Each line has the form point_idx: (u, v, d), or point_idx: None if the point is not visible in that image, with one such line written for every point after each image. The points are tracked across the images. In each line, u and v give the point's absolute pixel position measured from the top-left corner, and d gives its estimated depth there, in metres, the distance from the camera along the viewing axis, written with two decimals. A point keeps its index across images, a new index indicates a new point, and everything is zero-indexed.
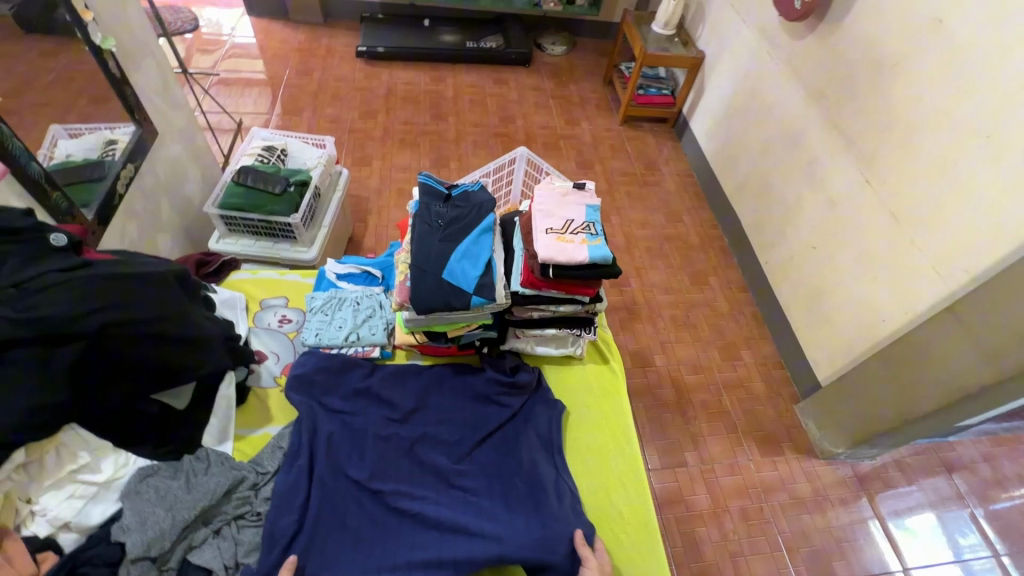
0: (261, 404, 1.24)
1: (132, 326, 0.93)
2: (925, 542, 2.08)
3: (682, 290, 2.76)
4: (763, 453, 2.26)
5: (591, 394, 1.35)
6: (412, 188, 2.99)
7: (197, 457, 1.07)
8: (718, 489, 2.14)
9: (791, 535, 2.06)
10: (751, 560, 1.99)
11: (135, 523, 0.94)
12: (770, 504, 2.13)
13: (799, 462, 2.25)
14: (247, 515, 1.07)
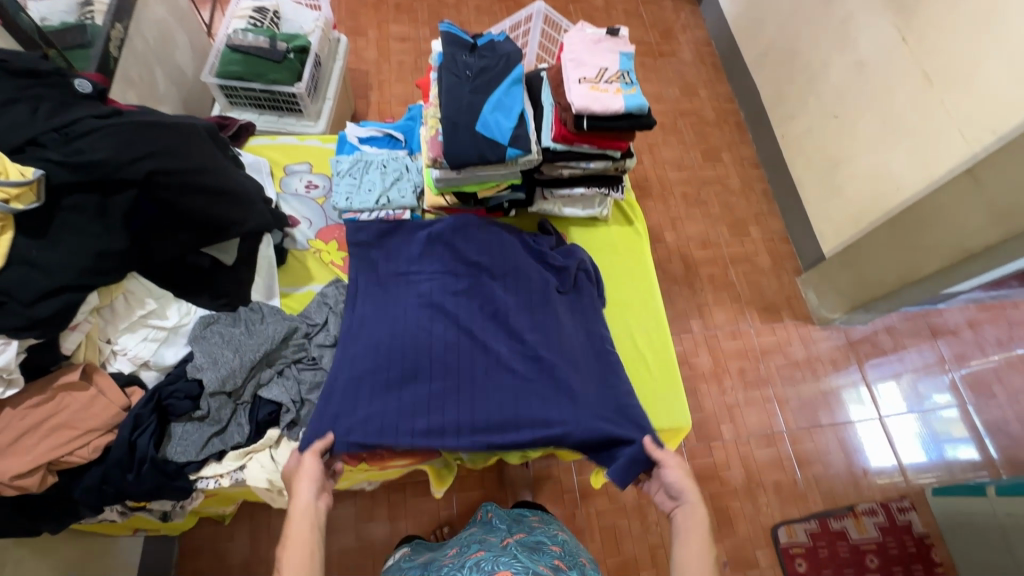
0: (300, 266, 1.29)
1: (176, 176, 0.94)
2: (902, 393, 2.30)
3: (695, 168, 2.72)
4: (763, 321, 2.39)
5: (617, 255, 1.40)
6: (414, 60, 2.80)
7: (252, 308, 1.12)
8: (718, 352, 2.31)
9: (783, 390, 2.27)
10: (745, 410, 2.21)
11: (208, 363, 1.03)
12: (766, 365, 2.31)
13: (797, 327, 2.40)
14: (304, 359, 1.16)
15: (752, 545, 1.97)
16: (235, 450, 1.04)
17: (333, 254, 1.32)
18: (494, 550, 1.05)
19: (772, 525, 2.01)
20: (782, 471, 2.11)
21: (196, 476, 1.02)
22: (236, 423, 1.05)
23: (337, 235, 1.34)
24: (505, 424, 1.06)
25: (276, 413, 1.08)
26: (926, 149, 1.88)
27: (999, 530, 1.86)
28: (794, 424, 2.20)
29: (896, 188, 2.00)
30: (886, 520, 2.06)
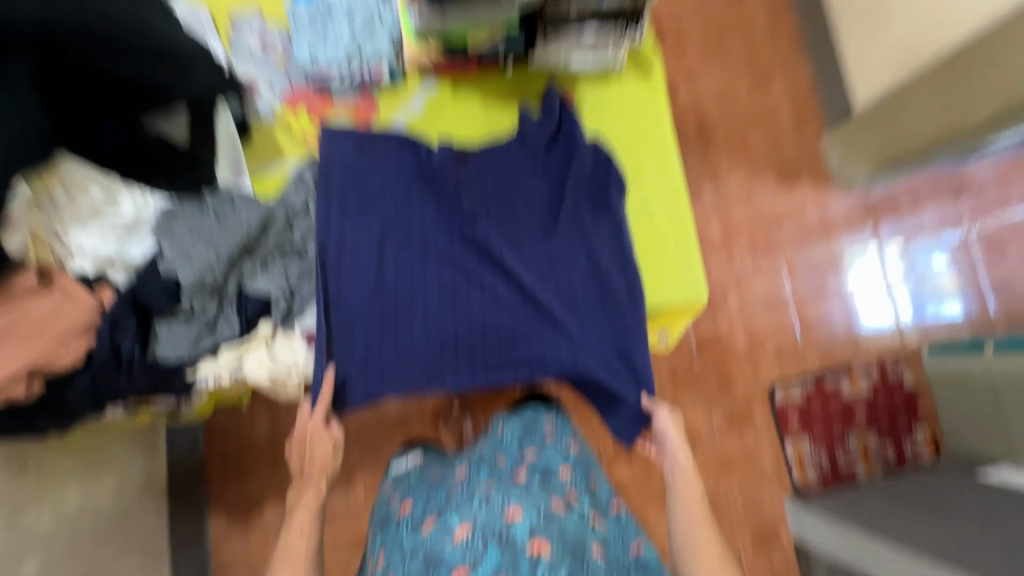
0: (269, 142, 1.13)
1: (85, 30, 0.74)
2: (914, 254, 2.24)
3: (717, 6, 2.33)
4: (780, 185, 2.23)
5: (631, 115, 1.21)
6: None
7: (218, 193, 0.99)
8: (730, 221, 2.19)
9: (793, 258, 2.19)
10: (753, 279, 2.16)
11: (180, 257, 0.93)
12: (779, 233, 2.21)
13: (815, 191, 2.25)
14: (288, 248, 1.05)
15: (748, 405, 2.06)
16: (228, 347, 0.99)
17: (305, 127, 1.15)
18: (505, 482, 1.09)
19: (769, 386, 2.08)
20: (783, 337, 2.13)
21: (192, 378, 0.99)
22: (225, 318, 0.99)
23: (307, 103, 1.15)
24: (504, 360, 1.08)
25: (266, 306, 1.01)
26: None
27: (987, 387, 1.89)
28: (802, 291, 2.17)
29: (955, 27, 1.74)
30: (878, 378, 2.13)
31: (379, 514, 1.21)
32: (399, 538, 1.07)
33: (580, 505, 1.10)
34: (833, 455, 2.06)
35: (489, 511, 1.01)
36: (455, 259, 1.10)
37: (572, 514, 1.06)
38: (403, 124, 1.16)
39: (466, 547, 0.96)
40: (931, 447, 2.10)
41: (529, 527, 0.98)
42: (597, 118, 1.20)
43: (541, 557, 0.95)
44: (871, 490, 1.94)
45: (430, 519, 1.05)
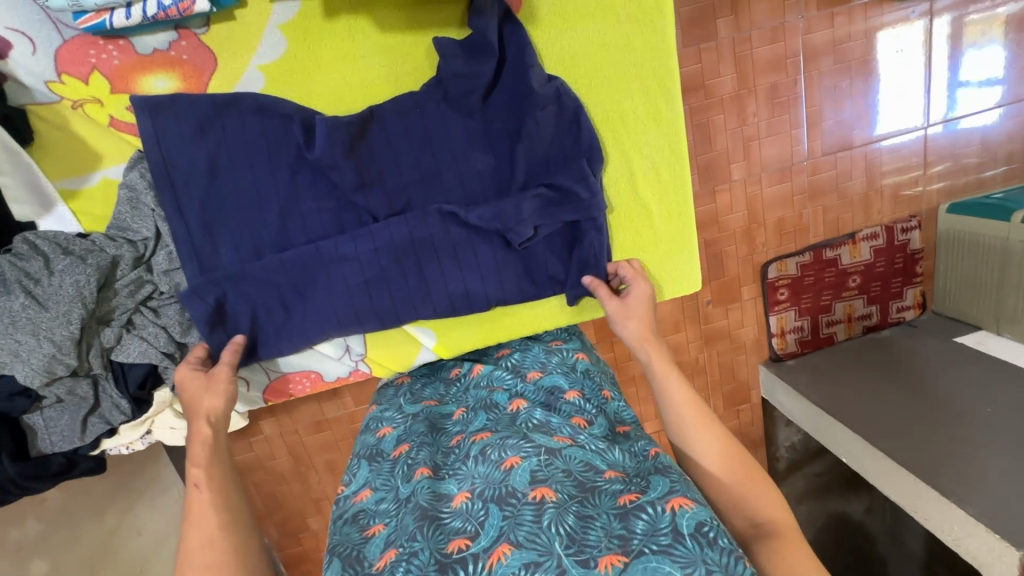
0: (64, 137, 0.75)
1: None
2: (972, 76, 1.51)
3: None
4: (821, 4, 1.41)
5: (614, 24, 0.78)
6: None
7: (18, 253, 0.71)
8: (747, 65, 1.44)
9: (817, 107, 1.51)
10: (765, 141, 1.53)
11: (8, 356, 0.71)
12: (807, 75, 1.47)
13: (864, 13, 1.43)
14: (156, 294, 0.80)
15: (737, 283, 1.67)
16: (127, 423, 0.83)
17: (110, 104, 0.73)
18: (505, 419, 0.71)
19: (763, 263, 1.66)
20: (789, 207, 1.61)
21: (99, 449, 0.85)
22: (108, 396, 0.81)
23: (94, 60, 0.71)
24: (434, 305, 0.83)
25: (154, 373, 0.82)
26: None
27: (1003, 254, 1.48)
28: (819, 149, 1.56)
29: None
30: (884, 243, 1.67)
31: (361, 447, 0.77)
32: (387, 478, 0.70)
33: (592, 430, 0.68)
34: (817, 325, 1.74)
35: (486, 467, 0.63)
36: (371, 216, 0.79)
37: (587, 438, 0.66)
38: (259, 80, 0.75)
39: (464, 515, 0.59)
40: (917, 305, 1.77)
41: (532, 476, 0.60)
42: (562, 35, 0.78)
43: (547, 502, 0.57)
44: (844, 360, 1.69)
45: (423, 464, 0.67)
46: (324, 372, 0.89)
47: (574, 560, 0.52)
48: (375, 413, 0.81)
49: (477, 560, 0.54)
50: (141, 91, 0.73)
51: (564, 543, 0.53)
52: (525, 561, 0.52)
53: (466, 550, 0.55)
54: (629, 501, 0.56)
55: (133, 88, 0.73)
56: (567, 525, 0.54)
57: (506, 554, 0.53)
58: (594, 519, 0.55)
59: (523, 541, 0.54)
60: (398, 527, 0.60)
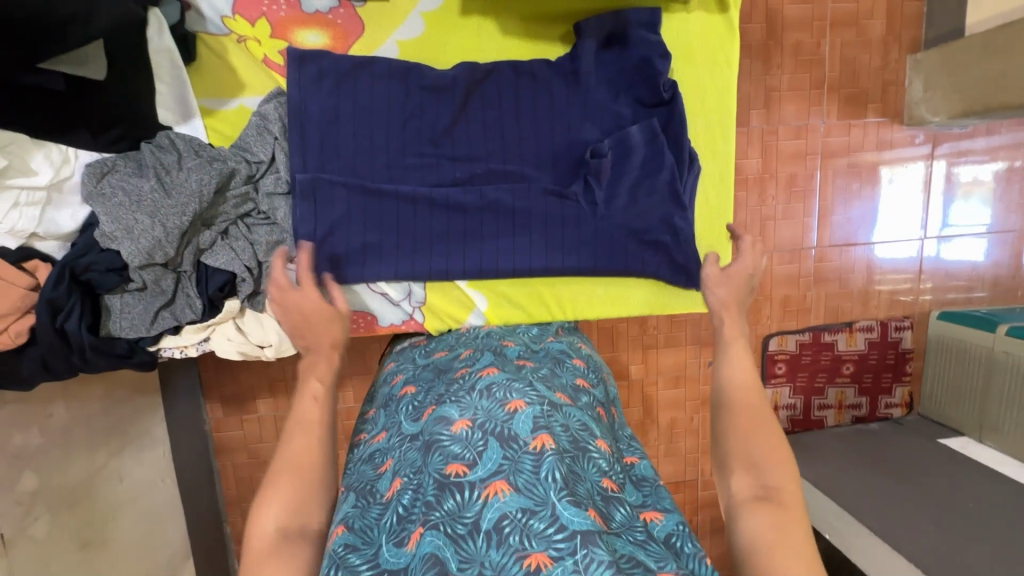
0: (220, 67, 0.87)
1: None
2: (965, 206, 1.68)
3: None
4: (841, 114, 1.61)
5: (688, 70, 0.95)
6: None
7: (159, 146, 0.81)
8: (772, 152, 1.61)
9: (830, 201, 1.65)
10: (780, 222, 1.65)
11: (121, 232, 0.78)
12: (824, 171, 1.64)
13: (877, 129, 1.62)
14: (253, 213, 0.89)
15: None
16: (192, 325, 0.89)
17: (266, 45, 0.87)
18: (512, 368, 0.75)
19: (765, 335, 1.70)
20: (794, 285, 1.70)
21: (156, 347, 0.89)
22: (185, 295, 0.87)
23: (265, 9, 0.86)
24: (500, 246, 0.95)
25: (231, 284, 0.88)
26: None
27: (985, 364, 1.54)
28: (828, 240, 1.68)
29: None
30: (878, 337, 1.73)
31: (379, 396, 0.85)
32: (397, 418, 0.75)
33: (591, 396, 0.78)
34: (810, 405, 1.75)
35: (490, 403, 0.67)
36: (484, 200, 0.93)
37: (584, 407, 0.73)
38: (395, 51, 0.89)
39: (462, 439, 0.63)
40: (904, 405, 1.79)
41: (534, 422, 0.63)
42: None
43: (546, 450, 0.60)
44: (839, 445, 1.70)
45: (431, 403, 0.72)
46: (379, 317, 0.95)
47: (567, 504, 0.55)
48: (393, 367, 0.88)
49: (473, 491, 0.58)
50: (296, 42, 0.87)
51: (556, 490, 0.56)
52: (521, 505, 0.55)
53: (463, 474, 0.59)
54: (610, 490, 0.63)
55: (288, 37, 0.87)
56: (562, 472, 0.58)
57: (503, 492, 0.57)
58: (582, 480, 0.60)
59: (522, 484, 0.57)
60: (406, 461, 0.66)
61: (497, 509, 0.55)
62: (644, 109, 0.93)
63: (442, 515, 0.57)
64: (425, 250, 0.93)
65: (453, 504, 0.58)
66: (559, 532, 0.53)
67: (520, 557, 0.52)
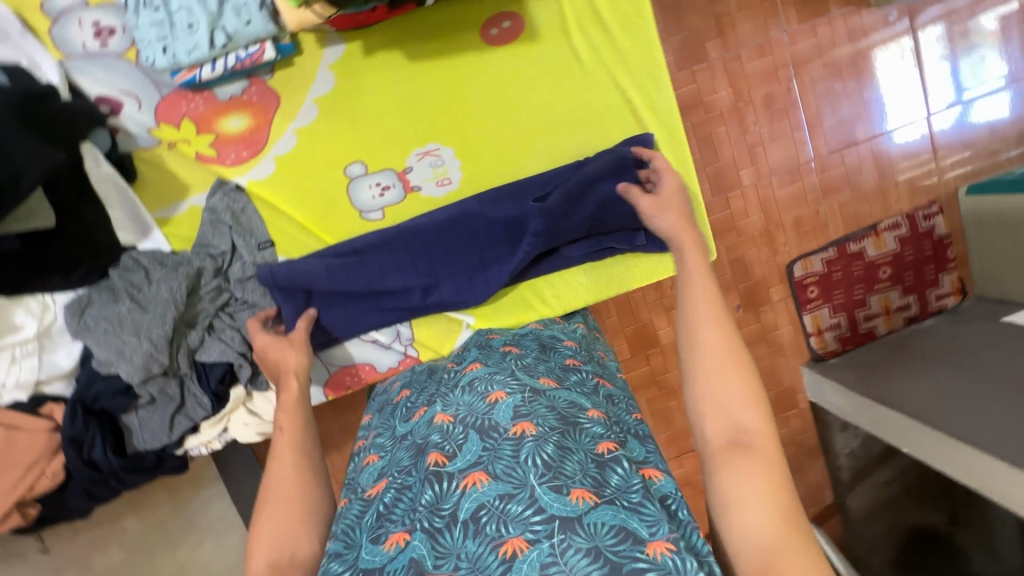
0: (160, 175, 0.90)
1: None
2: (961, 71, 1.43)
3: None
4: (801, 18, 1.39)
5: (603, 28, 0.91)
6: None
7: (125, 268, 0.84)
8: (741, 80, 1.41)
9: (815, 109, 1.44)
10: (770, 145, 1.45)
11: (114, 356, 0.82)
12: (800, 82, 1.42)
13: (845, 19, 1.40)
14: (232, 301, 0.92)
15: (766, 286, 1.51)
16: (207, 419, 0.93)
17: (197, 143, 0.89)
18: (495, 359, 0.77)
19: (788, 262, 1.50)
20: (804, 205, 1.48)
21: (183, 449, 0.94)
22: (192, 395, 0.90)
23: (185, 109, 0.88)
24: (470, 267, 0.95)
25: (230, 373, 0.92)
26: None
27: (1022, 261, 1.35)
28: (824, 147, 1.46)
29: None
30: (907, 231, 1.50)
31: (375, 402, 0.88)
32: (390, 421, 0.77)
33: (583, 371, 0.78)
34: (854, 320, 1.53)
35: (472, 397, 0.68)
36: (449, 241, 0.93)
37: (574, 385, 0.72)
38: (314, 109, 0.90)
39: (443, 433, 0.64)
40: (956, 291, 1.54)
41: (514, 409, 0.63)
42: (564, 44, 0.91)
43: (526, 435, 0.60)
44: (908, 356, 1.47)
45: (421, 406, 0.74)
46: (376, 363, 0.98)
47: (546, 488, 0.56)
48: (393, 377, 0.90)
49: (452, 483, 0.59)
50: (221, 130, 0.89)
51: (538, 473, 0.57)
52: (499, 492, 0.56)
53: (443, 467, 0.60)
54: (607, 452, 0.61)
55: (214, 129, 0.89)
56: (544, 455, 0.58)
57: (480, 482, 0.57)
58: (571, 453, 0.59)
59: (500, 471, 0.58)
60: (393, 463, 0.67)
61: (475, 500, 0.56)
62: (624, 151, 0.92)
63: (424, 512, 0.58)
64: (400, 295, 0.94)
65: (432, 496, 0.59)
66: (536, 514, 0.54)
67: (496, 545, 0.53)
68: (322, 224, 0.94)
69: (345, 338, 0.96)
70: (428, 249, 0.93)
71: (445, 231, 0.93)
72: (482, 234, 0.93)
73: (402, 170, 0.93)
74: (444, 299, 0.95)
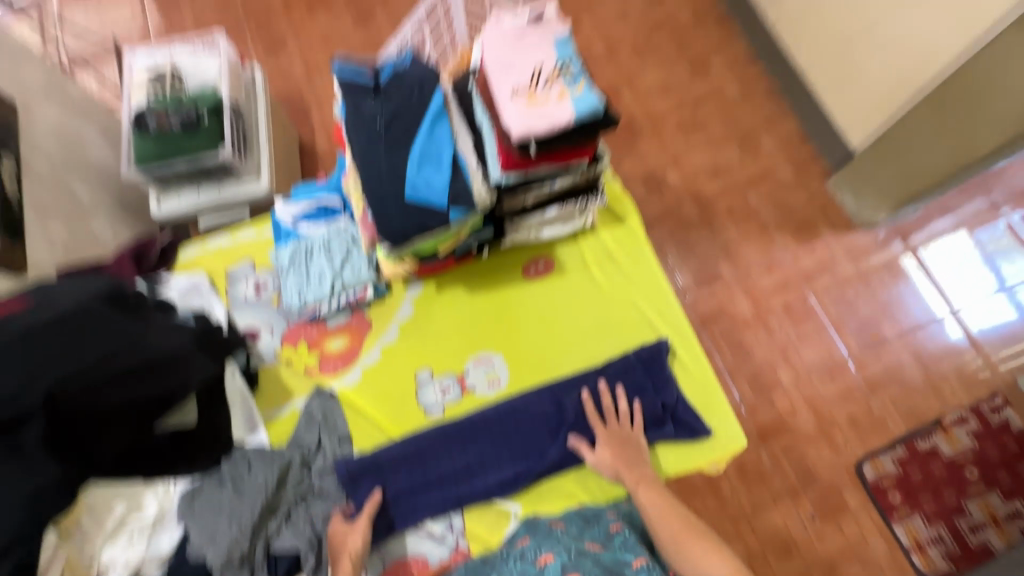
0: (272, 384, 1.15)
1: (105, 368, 0.84)
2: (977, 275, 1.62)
3: (673, 60, 1.91)
4: (798, 241, 1.70)
5: (616, 262, 1.20)
6: (242, 28, 2.08)
7: (234, 459, 1.03)
8: (757, 292, 1.66)
9: (835, 312, 1.63)
10: (800, 345, 1.60)
11: (206, 540, 0.93)
12: (813, 291, 1.66)
13: (838, 239, 1.70)
14: (310, 491, 1.06)
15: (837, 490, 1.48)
16: None
17: (306, 359, 1.17)
18: None
19: (855, 461, 1.51)
20: (852, 401, 1.56)
21: None
22: None
23: (303, 335, 1.19)
24: (516, 456, 1.07)
25: (296, 563, 0.99)
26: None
27: None
28: (856, 345, 1.60)
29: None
30: (980, 426, 1.51)
31: None
32: None
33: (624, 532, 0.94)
34: (958, 532, 1.44)
35: None
36: (498, 435, 1.07)
37: None
38: (397, 330, 1.18)
39: None
40: None
41: (562, 567, 0.86)
42: (585, 275, 1.20)
43: None
44: None
45: None
46: (429, 556, 1.03)
47: None
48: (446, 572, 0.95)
49: None
50: (326, 348, 1.17)
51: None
52: None
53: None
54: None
55: (321, 348, 1.18)
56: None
57: None
58: None
59: None
60: None
61: None
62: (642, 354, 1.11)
63: None
64: (454, 485, 1.06)
65: None
66: None
67: None
68: (393, 422, 1.12)
69: (404, 530, 1.05)
70: (478, 442, 1.08)
71: (495, 426, 1.08)
72: (526, 426, 1.08)
73: (460, 374, 1.14)
74: (492, 489, 1.05)
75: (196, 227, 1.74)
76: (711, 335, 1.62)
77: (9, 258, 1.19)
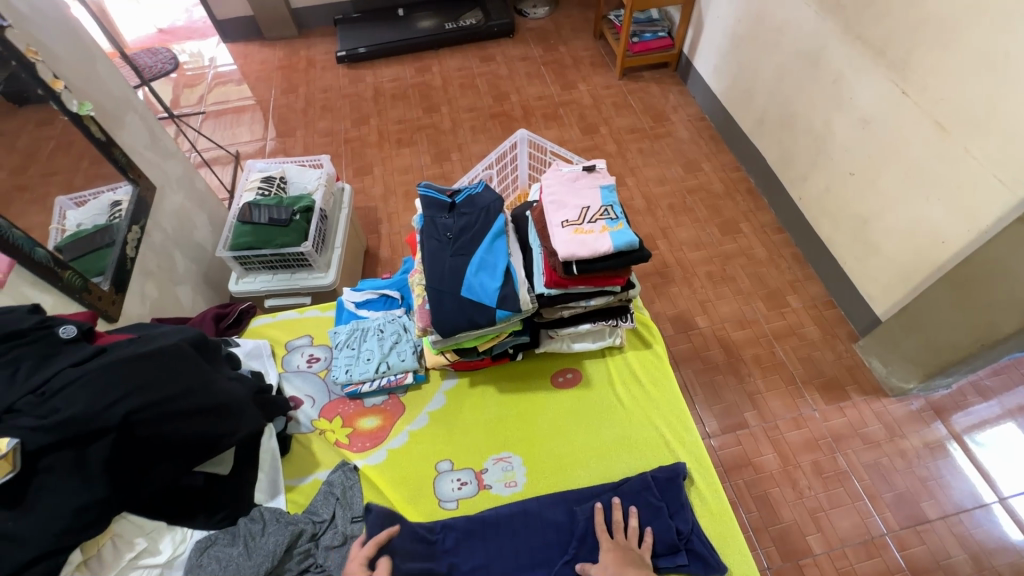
0: (302, 451, 1.21)
1: (175, 403, 0.95)
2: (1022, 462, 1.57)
3: (706, 222, 2.15)
4: (827, 400, 1.71)
5: (639, 382, 1.28)
6: (344, 157, 2.52)
7: (251, 519, 1.06)
8: (784, 446, 1.64)
9: (870, 480, 1.57)
10: (832, 512, 1.53)
11: None
12: (844, 455, 1.62)
13: (868, 403, 1.70)
14: (312, 567, 1.05)
15: None
16: None
17: (338, 432, 1.24)
18: None
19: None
20: None
21: None
22: None
23: (341, 409, 1.28)
24: (522, 564, 1.05)
25: None
26: (907, 40, 1.46)
27: None
28: (895, 522, 1.51)
29: (913, 169, 1.51)
30: None
31: None
32: None
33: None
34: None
35: None
36: (508, 538, 1.07)
37: None
38: (425, 418, 1.25)
39: None
40: None
41: None
42: (610, 391, 1.27)
43: None
44: None
45: None
46: None
47: None
48: None
49: None
50: (358, 425, 1.25)
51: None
52: None
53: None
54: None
55: (354, 424, 1.25)
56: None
57: None
58: None
59: None
60: None
61: None
62: (658, 476, 1.12)
63: None
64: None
65: None
66: None
67: None
68: (407, 508, 1.13)
69: None
70: (488, 543, 1.06)
71: (506, 528, 1.08)
72: (536, 533, 1.07)
73: (479, 470, 1.18)
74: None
75: (263, 307, 1.94)
76: (735, 484, 1.58)
77: (109, 308, 1.35)
